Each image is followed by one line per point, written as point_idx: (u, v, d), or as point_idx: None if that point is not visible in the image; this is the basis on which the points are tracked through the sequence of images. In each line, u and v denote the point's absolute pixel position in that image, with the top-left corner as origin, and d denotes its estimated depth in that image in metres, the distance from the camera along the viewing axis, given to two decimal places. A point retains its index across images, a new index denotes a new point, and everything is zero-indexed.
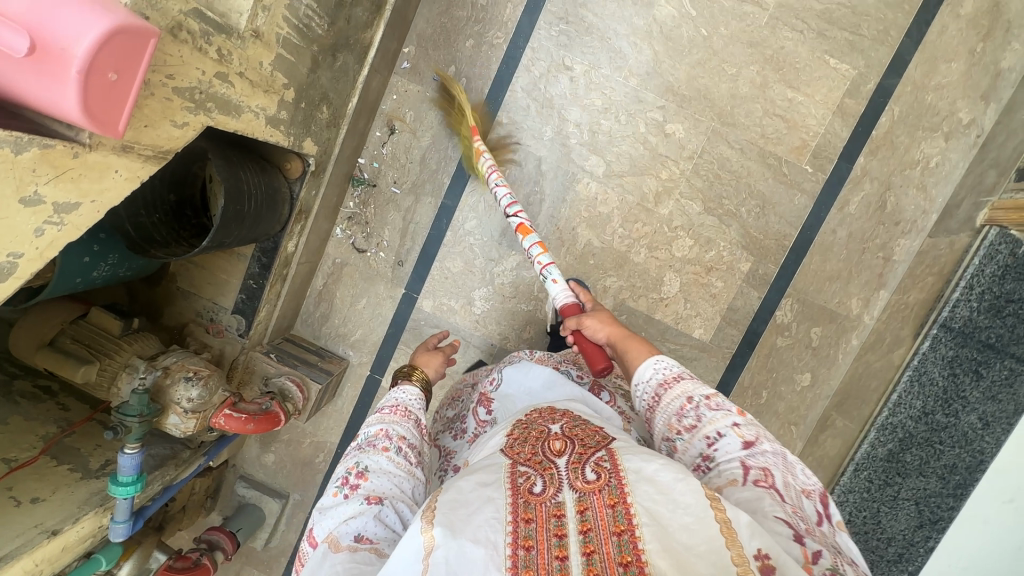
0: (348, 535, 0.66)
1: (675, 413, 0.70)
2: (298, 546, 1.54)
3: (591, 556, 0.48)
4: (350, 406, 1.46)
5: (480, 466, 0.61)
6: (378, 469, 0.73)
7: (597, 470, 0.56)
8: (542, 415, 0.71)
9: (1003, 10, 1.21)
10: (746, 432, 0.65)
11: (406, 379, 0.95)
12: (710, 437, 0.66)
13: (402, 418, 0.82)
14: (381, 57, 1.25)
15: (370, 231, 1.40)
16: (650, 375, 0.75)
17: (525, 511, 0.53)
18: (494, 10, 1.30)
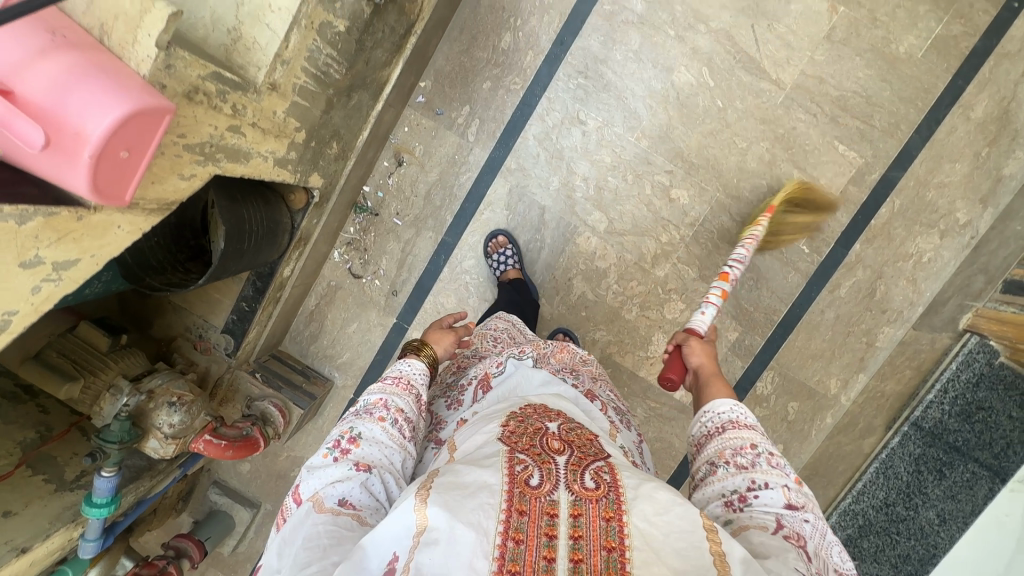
0: (332, 496, 0.63)
1: (730, 448, 0.67)
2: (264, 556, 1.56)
3: (579, 562, 0.48)
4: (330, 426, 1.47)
5: (478, 453, 0.61)
6: (371, 438, 0.69)
7: (595, 480, 0.57)
8: (537, 411, 0.71)
9: (1012, 118, 1.23)
10: (794, 495, 0.61)
11: (413, 354, 0.85)
12: (756, 483, 0.63)
13: (404, 391, 0.76)
14: (397, 92, 1.25)
15: (367, 258, 1.40)
16: (726, 407, 0.72)
17: (519, 502, 0.53)
18: (515, 56, 1.29)
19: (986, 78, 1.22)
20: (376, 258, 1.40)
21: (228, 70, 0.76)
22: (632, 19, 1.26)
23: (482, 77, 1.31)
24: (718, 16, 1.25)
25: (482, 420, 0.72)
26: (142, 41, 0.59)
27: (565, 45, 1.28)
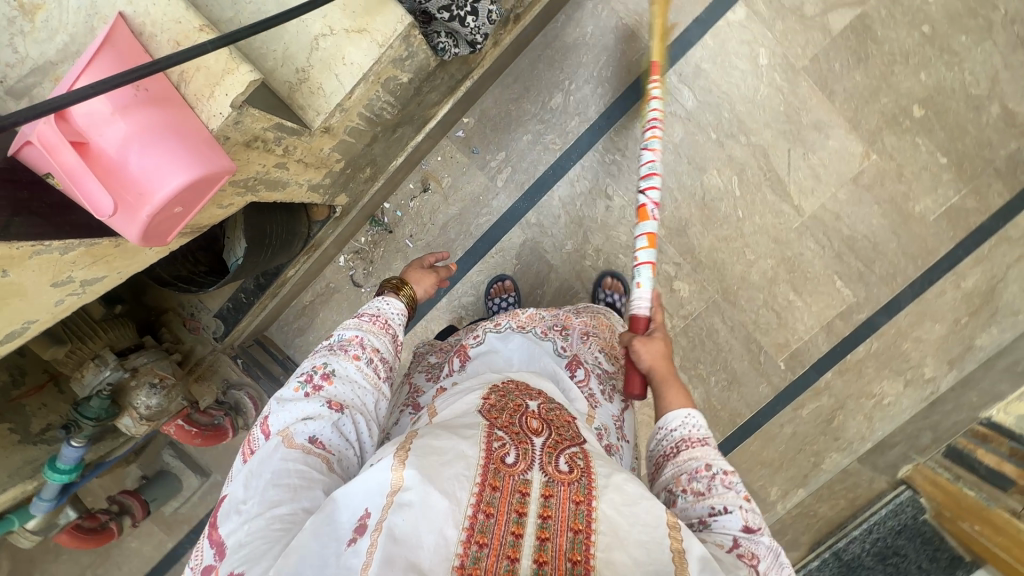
0: (303, 433, 0.62)
1: (685, 471, 0.63)
2: (202, 523, 1.58)
3: (544, 542, 0.49)
4: None
5: (457, 421, 0.59)
6: (344, 375, 0.68)
7: (571, 463, 0.56)
8: (518, 386, 0.68)
9: (995, 297, 1.30)
10: (750, 517, 0.59)
11: (392, 292, 0.87)
12: (712, 505, 0.60)
13: (380, 330, 0.76)
14: (440, 126, 1.27)
15: (372, 269, 1.41)
16: (679, 423, 0.68)
17: (493, 478, 0.53)
18: (560, 117, 1.32)
19: (984, 255, 1.29)
20: (380, 272, 1.41)
21: (288, 112, 0.77)
22: (678, 114, 1.31)
23: (524, 129, 1.33)
24: (758, 132, 1.29)
25: (460, 389, 0.71)
26: (218, 99, 0.60)
27: (611, 119, 1.31)
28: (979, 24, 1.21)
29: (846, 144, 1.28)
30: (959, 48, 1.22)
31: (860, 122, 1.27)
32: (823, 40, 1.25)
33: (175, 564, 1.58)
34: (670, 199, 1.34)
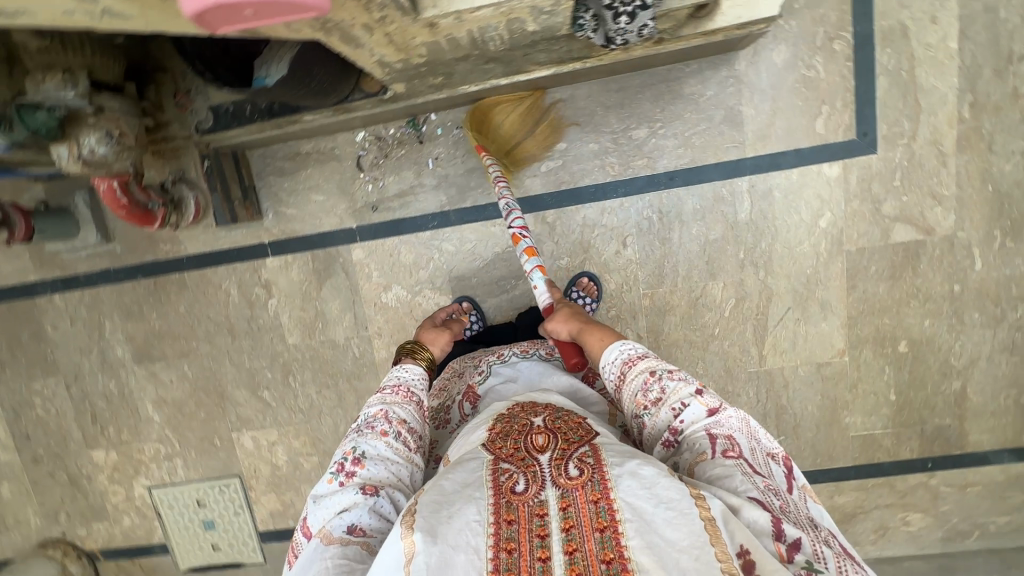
0: (341, 527, 0.76)
1: (641, 389, 0.82)
2: (82, 278, 1.53)
3: (573, 553, 0.61)
4: (228, 242, 1.46)
5: (467, 462, 0.76)
6: (374, 456, 0.84)
7: (578, 467, 0.71)
8: (524, 407, 0.88)
9: (850, 521, 1.43)
10: (708, 399, 0.78)
11: (410, 357, 1.07)
12: (675, 406, 0.79)
13: (402, 402, 0.94)
14: (527, 84, 1.21)
15: (382, 164, 1.37)
16: (613, 362, 0.87)
17: (509, 512, 0.67)
18: (632, 151, 1.30)
19: (866, 486, 1.41)
20: (389, 171, 1.37)
21: None
22: (727, 217, 1.31)
23: (596, 138, 1.30)
24: (775, 277, 1.33)
25: (473, 430, 0.87)
26: None
27: (672, 181, 1.30)
28: (994, 313, 1.29)
29: (831, 335, 1.34)
30: (965, 321, 1.30)
31: (853, 325, 1.33)
32: (878, 240, 1.29)
33: (38, 295, 1.55)
34: (671, 281, 1.35)
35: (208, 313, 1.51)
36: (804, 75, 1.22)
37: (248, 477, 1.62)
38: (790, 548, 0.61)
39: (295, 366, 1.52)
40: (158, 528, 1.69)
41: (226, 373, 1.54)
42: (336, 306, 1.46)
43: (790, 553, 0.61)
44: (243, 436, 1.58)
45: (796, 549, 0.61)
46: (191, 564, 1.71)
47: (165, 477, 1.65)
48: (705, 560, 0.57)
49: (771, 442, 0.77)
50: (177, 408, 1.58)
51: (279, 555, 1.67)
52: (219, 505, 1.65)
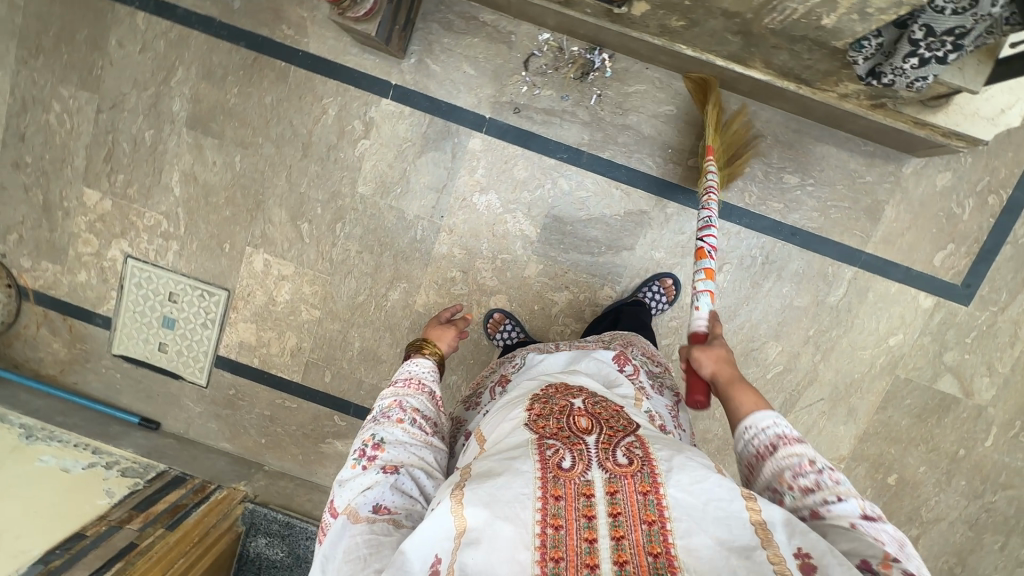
0: (367, 505, 0.74)
1: (789, 467, 0.65)
2: (181, 14, 1.36)
3: (620, 541, 0.59)
4: (354, 62, 1.35)
5: (509, 442, 0.73)
6: (393, 441, 0.81)
7: (627, 456, 0.68)
8: (559, 392, 0.84)
9: None
10: (868, 505, 0.61)
11: (416, 350, 1.01)
12: (826, 501, 0.62)
13: (415, 391, 0.89)
14: (729, 79, 1.20)
15: (547, 75, 1.31)
16: (762, 428, 0.70)
17: (555, 487, 0.64)
18: (774, 191, 1.31)
19: None
20: (549, 85, 1.31)
21: None
22: (819, 293, 1.34)
23: (750, 162, 1.30)
24: (827, 367, 1.38)
25: (505, 411, 0.83)
26: None
27: (792, 236, 1.32)
28: (977, 488, 1.40)
29: (841, 440, 1.41)
30: (952, 484, 1.40)
31: (863, 440, 1.41)
32: (925, 380, 1.36)
33: (122, 4, 1.37)
34: (739, 323, 1.37)
35: (292, 118, 1.38)
36: (951, 208, 1.28)
37: (237, 297, 1.49)
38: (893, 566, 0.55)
39: (349, 216, 1.41)
40: (112, 300, 1.52)
41: (276, 186, 1.42)
42: (423, 180, 1.38)
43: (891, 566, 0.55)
44: (256, 255, 1.46)
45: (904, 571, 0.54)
46: (126, 352, 1.55)
47: (150, 254, 1.49)
48: (755, 563, 0.55)
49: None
50: (203, 193, 1.44)
51: (223, 387, 1.54)
52: (190, 309, 1.51)
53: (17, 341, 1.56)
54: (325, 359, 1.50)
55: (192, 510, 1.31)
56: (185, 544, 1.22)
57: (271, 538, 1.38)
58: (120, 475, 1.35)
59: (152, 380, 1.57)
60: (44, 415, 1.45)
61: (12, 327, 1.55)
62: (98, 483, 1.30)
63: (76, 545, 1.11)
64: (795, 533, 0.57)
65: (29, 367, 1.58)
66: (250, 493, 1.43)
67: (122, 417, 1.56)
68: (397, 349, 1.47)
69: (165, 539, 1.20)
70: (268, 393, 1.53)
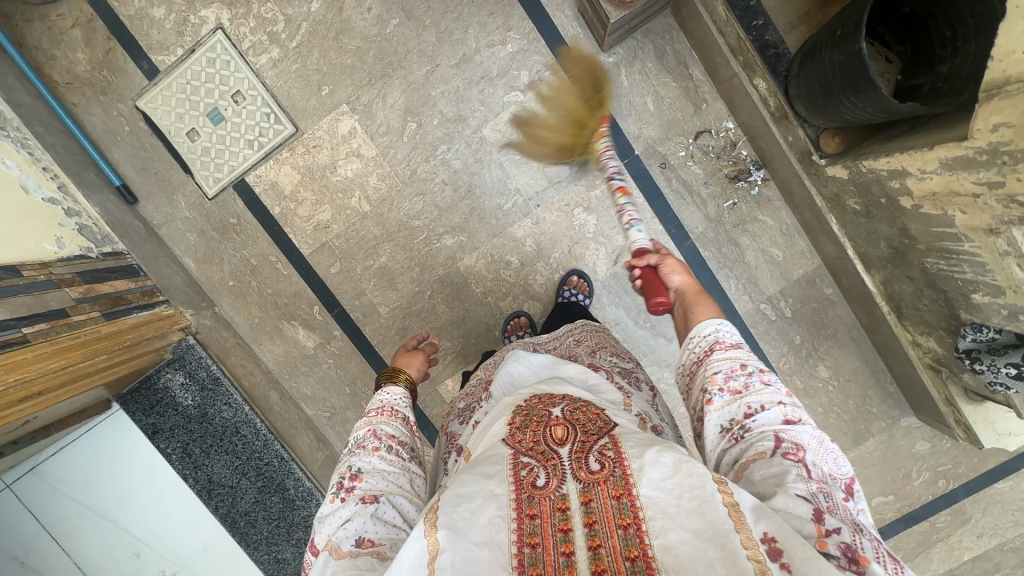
0: (348, 539, 0.61)
1: (721, 371, 0.63)
2: None
3: (598, 550, 0.50)
4: (558, 22, 1.30)
5: (485, 456, 0.61)
6: (371, 469, 0.68)
7: (599, 461, 0.57)
8: (543, 400, 0.69)
9: None
10: (791, 411, 0.59)
11: (387, 378, 0.86)
12: (751, 406, 0.60)
13: (390, 417, 0.75)
14: (840, 265, 1.28)
15: (707, 156, 1.33)
16: (702, 333, 0.67)
17: (530, 507, 0.54)
18: (803, 369, 1.41)
19: None
20: (703, 165, 1.33)
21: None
22: None
23: (802, 336, 1.40)
24: None
25: (490, 419, 0.70)
26: None
27: None
28: None
29: None
30: None
31: None
32: None
33: None
34: None
35: (470, 25, 1.31)
36: (910, 470, 1.44)
37: (301, 140, 1.36)
38: (826, 529, 0.49)
39: (458, 145, 1.35)
40: (173, 56, 1.34)
41: (411, 71, 1.32)
42: (543, 164, 1.35)
43: (825, 532, 0.49)
44: (347, 117, 1.35)
45: (834, 533, 0.49)
46: (151, 113, 1.36)
47: (243, 42, 1.33)
48: (729, 552, 0.46)
49: (841, 468, 0.58)
50: (338, 27, 1.31)
51: (224, 209, 1.39)
52: (247, 119, 1.35)
53: (39, 22, 1.32)
54: (343, 251, 1.40)
55: (133, 310, 1.18)
56: (112, 343, 1.08)
57: (190, 381, 1.32)
58: (76, 230, 1.19)
59: (158, 156, 1.38)
60: (25, 115, 1.23)
61: (44, 5, 1.31)
62: (51, 225, 1.13)
63: (7, 280, 0.95)
64: (761, 515, 0.48)
65: (31, 54, 1.33)
66: (193, 326, 1.33)
67: (102, 170, 1.36)
68: (415, 287, 1.40)
69: (97, 327, 1.07)
70: (265, 245, 1.40)
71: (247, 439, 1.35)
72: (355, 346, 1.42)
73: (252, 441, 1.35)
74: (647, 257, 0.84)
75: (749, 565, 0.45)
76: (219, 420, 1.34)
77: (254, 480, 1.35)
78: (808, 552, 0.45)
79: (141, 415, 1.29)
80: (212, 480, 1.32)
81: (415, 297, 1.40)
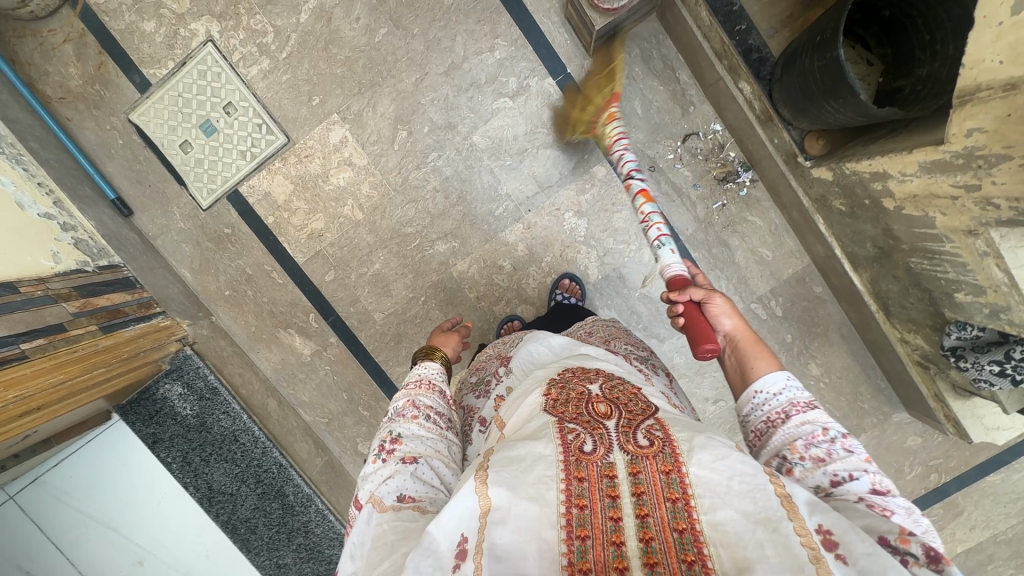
0: (391, 495, 0.61)
1: (799, 437, 0.57)
2: None
3: (646, 520, 0.47)
4: (545, 29, 1.31)
5: (529, 421, 0.58)
6: (412, 433, 0.68)
7: (649, 437, 0.54)
8: (575, 373, 0.66)
9: None
10: (879, 482, 0.53)
11: (423, 355, 0.89)
12: (836, 474, 0.54)
13: (427, 391, 0.76)
14: (829, 263, 1.29)
15: (695, 158, 1.34)
16: (774, 392, 0.61)
17: (578, 470, 0.51)
18: (795, 367, 1.43)
19: None
20: (691, 167, 1.34)
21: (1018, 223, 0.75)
22: None
23: (793, 334, 1.41)
24: None
25: (521, 394, 0.67)
26: None
27: None
28: None
29: None
30: None
31: None
32: None
33: None
34: None
35: (458, 32, 1.32)
36: (902, 464, 1.46)
37: (293, 150, 1.37)
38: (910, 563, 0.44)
39: (448, 152, 1.36)
40: (164, 69, 1.35)
41: (400, 80, 1.34)
42: (533, 169, 1.36)
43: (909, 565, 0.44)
44: (338, 126, 1.36)
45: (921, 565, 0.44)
46: (144, 125, 1.38)
47: (234, 54, 1.34)
48: (780, 539, 0.44)
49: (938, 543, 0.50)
50: (327, 37, 1.32)
51: (219, 219, 1.41)
52: (239, 130, 1.37)
53: (31, 38, 1.33)
54: (337, 258, 1.41)
55: (130, 323, 1.19)
56: (111, 355, 1.11)
57: (188, 392, 1.34)
58: (72, 244, 1.20)
59: (152, 169, 1.40)
60: (19, 131, 1.24)
61: (35, 21, 1.32)
62: (47, 240, 1.15)
63: (5, 297, 0.96)
64: (816, 509, 0.46)
65: (24, 70, 1.35)
66: (190, 336, 1.35)
67: (97, 183, 1.37)
68: (409, 293, 1.41)
69: (95, 340, 1.08)
70: (260, 254, 1.42)
71: (247, 447, 1.38)
72: (351, 352, 1.44)
73: (252, 449, 1.38)
74: (691, 292, 0.75)
75: (801, 553, 0.43)
76: (218, 428, 1.36)
77: (254, 487, 1.37)
78: (867, 546, 0.43)
79: (141, 425, 1.31)
80: (212, 488, 1.35)
81: (409, 303, 1.42)
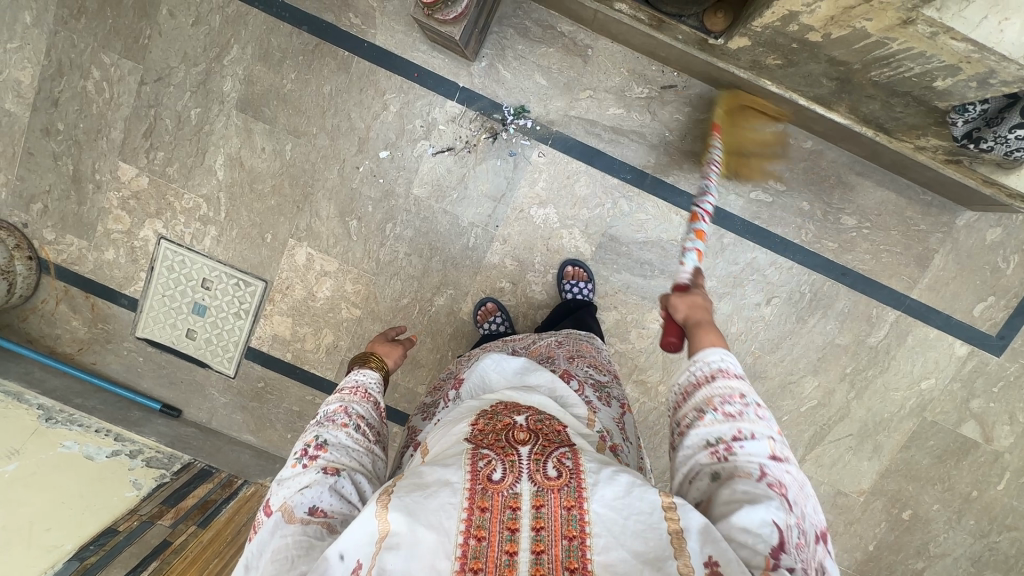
0: (303, 506, 0.62)
1: (715, 394, 0.61)
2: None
3: (540, 556, 0.48)
4: (423, 61, 1.31)
5: (447, 451, 0.60)
6: (336, 443, 0.69)
7: (558, 467, 0.55)
8: (506, 406, 0.67)
9: None
10: (777, 448, 0.58)
11: (361, 359, 0.86)
12: (740, 431, 0.58)
13: (361, 398, 0.76)
14: (801, 116, 1.21)
15: (620, 93, 1.29)
16: (708, 361, 0.64)
17: (481, 499, 0.52)
18: (830, 228, 1.32)
19: None
20: (620, 104, 1.30)
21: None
22: (860, 334, 1.36)
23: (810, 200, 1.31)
24: (860, 404, 1.38)
25: (453, 420, 0.68)
26: None
27: (841, 275, 1.33)
28: (985, 527, 1.40)
29: (864, 474, 1.41)
30: (964, 523, 1.40)
31: (885, 476, 1.41)
32: (950, 424, 1.38)
33: None
34: (780, 355, 1.38)
35: (350, 110, 1.34)
36: (997, 262, 1.31)
37: (274, 289, 1.44)
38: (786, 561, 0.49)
39: (401, 216, 1.38)
40: (140, 281, 1.46)
41: (327, 180, 1.37)
42: (481, 187, 1.35)
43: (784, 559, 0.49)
44: (299, 248, 1.41)
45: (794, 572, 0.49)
46: (151, 335, 1.48)
47: (185, 238, 1.42)
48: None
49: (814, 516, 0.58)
50: (249, 180, 1.38)
51: (250, 379, 1.49)
52: (224, 297, 1.45)
53: (34, 315, 1.49)
54: None
55: (221, 506, 1.26)
56: (218, 543, 1.15)
57: None
58: (146, 466, 1.28)
59: (176, 366, 1.51)
60: (61, 395, 1.36)
61: (28, 299, 1.48)
62: (123, 475, 1.23)
63: (110, 540, 1.05)
64: (706, 539, 0.48)
65: (43, 343, 1.51)
66: None
67: (142, 403, 1.50)
68: (435, 354, 1.43)
69: (198, 538, 1.14)
70: (298, 389, 1.48)
71: None
72: None
73: None
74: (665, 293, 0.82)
75: None
76: None
77: None
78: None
79: None
80: None
81: (441, 362, 1.44)
